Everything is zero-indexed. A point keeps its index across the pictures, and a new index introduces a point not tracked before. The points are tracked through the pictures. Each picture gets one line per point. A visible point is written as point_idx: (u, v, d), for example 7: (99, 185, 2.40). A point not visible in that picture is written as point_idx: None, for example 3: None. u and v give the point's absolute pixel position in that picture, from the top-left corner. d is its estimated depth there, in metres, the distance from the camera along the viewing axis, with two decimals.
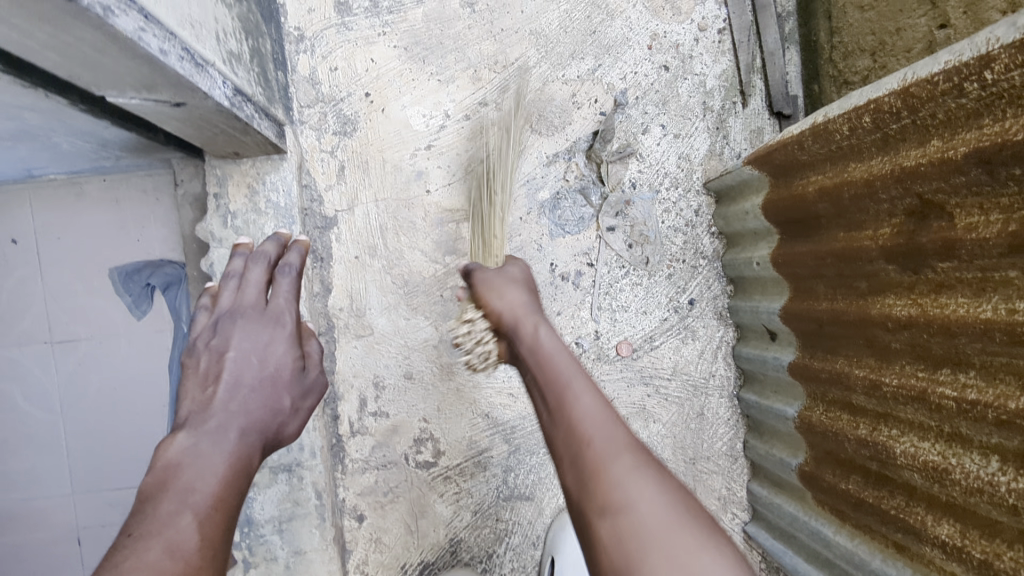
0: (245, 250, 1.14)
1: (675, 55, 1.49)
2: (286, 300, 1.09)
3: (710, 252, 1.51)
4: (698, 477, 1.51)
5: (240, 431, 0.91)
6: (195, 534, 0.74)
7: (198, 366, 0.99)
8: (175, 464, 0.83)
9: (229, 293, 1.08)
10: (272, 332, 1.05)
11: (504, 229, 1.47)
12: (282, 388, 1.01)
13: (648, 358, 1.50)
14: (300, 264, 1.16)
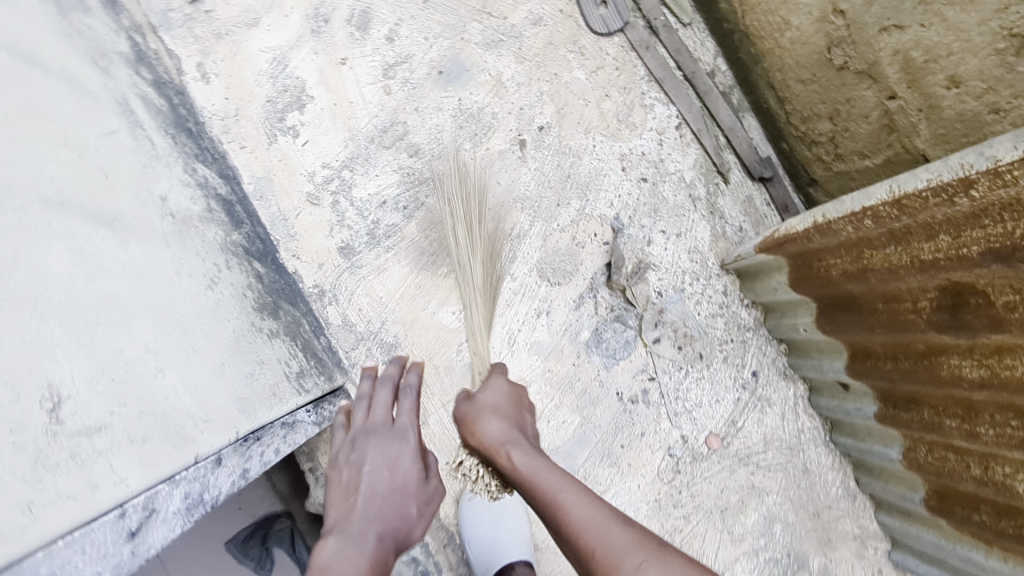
0: (372, 370, 1.13)
1: (648, 164, 1.58)
2: (409, 418, 1.09)
3: (753, 322, 1.58)
4: (830, 526, 1.56)
5: (376, 539, 0.96)
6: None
7: (340, 478, 1.04)
8: (327, 567, 0.90)
9: (361, 412, 1.09)
10: (396, 450, 1.05)
11: (563, 379, 1.53)
12: (409, 499, 1.03)
13: (739, 440, 1.55)
14: (419, 383, 1.14)
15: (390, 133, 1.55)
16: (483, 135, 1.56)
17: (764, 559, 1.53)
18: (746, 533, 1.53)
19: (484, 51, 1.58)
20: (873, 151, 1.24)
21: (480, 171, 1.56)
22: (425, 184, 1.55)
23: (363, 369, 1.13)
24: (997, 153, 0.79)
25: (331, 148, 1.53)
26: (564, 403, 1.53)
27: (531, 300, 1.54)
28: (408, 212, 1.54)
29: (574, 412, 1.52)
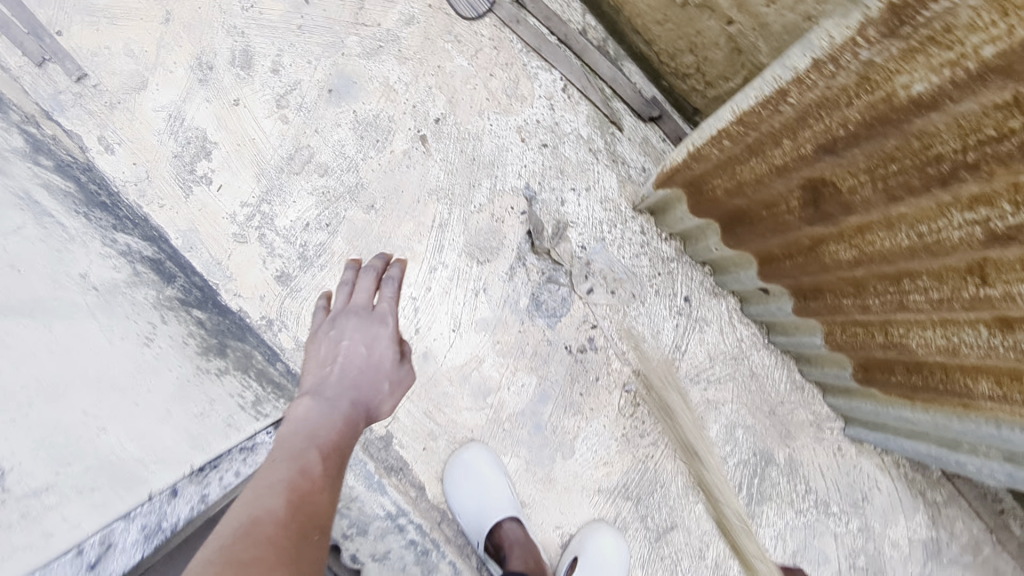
0: (356, 263, 1.27)
1: (544, 130, 1.66)
2: (389, 302, 1.23)
3: (673, 253, 1.68)
4: (786, 419, 1.68)
5: (348, 404, 1.14)
6: (319, 466, 1.04)
7: (320, 350, 1.20)
8: (303, 420, 1.10)
9: (345, 296, 1.24)
10: (376, 331, 1.20)
11: (513, 347, 1.64)
12: (383, 375, 1.20)
13: (686, 363, 1.67)
14: (401, 274, 1.25)
15: (296, 159, 1.62)
16: (384, 140, 1.64)
17: (733, 464, 1.66)
18: (710, 443, 1.65)
19: (366, 62, 1.65)
20: (732, 74, 1.34)
21: (391, 175, 1.64)
22: (343, 199, 1.62)
23: (348, 260, 1.28)
24: (795, 62, 0.88)
25: (245, 187, 1.61)
26: (521, 369, 1.64)
27: (467, 282, 1.64)
28: (332, 229, 1.62)
29: (531, 374, 1.64)
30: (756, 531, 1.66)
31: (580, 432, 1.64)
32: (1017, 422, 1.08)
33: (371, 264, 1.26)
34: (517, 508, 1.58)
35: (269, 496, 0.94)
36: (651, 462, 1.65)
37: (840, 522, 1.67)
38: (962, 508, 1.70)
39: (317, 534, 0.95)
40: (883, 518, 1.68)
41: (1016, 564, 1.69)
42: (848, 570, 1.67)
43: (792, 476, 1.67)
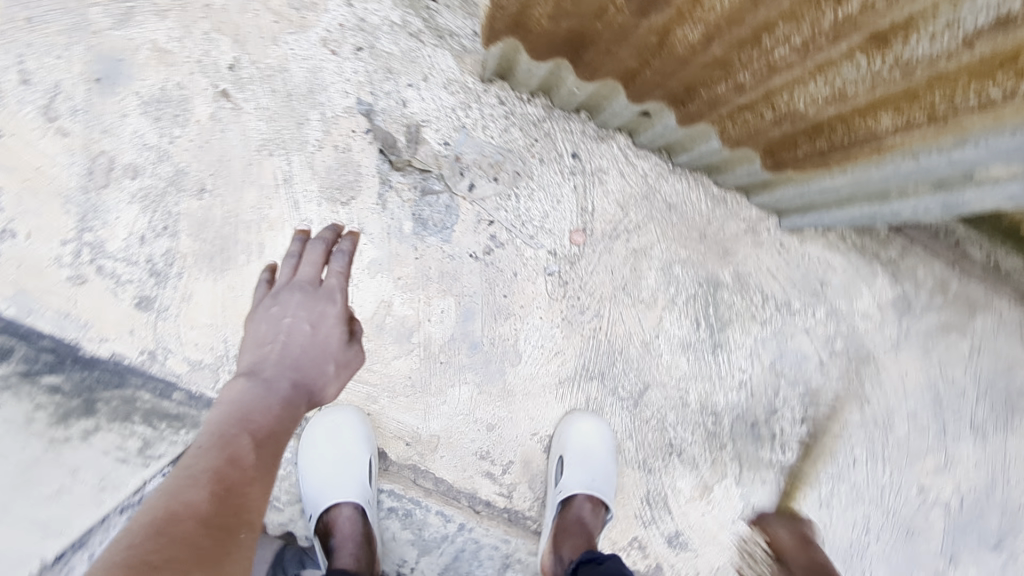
0: (304, 234, 1.16)
1: (353, 33, 1.44)
2: (338, 278, 1.13)
3: (542, 111, 1.50)
4: (719, 237, 1.57)
5: (290, 385, 1.03)
6: (252, 453, 0.92)
7: (258, 327, 1.09)
8: (235, 401, 0.98)
9: (287, 269, 1.13)
10: (322, 309, 1.10)
11: (416, 277, 1.49)
12: (329, 355, 1.10)
13: (599, 221, 1.54)
14: (352, 248, 1.15)
15: (98, 171, 1.40)
16: (184, 112, 1.41)
17: (682, 302, 1.57)
18: (652, 292, 1.56)
19: (122, 31, 1.39)
20: None
21: (209, 147, 1.42)
22: (168, 194, 1.41)
23: (295, 231, 1.17)
24: None
25: (55, 224, 1.39)
26: (435, 295, 1.50)
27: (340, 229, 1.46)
28: (173, 230, 1.42)
29: (446, 296, 1.50)
30: (728, 358, 1.59)
31: (519, 333, 1.52)
32: (932, 147, 0.96)
33: (320, 236, 1.16)
34: (360, 495, 1.39)
35: (190, 488, 0.83)
36: (602, 334, 1.55)
37: (806, 316, 1.61)
38: (918, 254, 1.63)
39: (245, 531, 0.84)
40: (846, 295, 1.61)
41: (985, 288, 1.63)
42: (829, 358, 1.62)
43: (744, 291, 1.59)
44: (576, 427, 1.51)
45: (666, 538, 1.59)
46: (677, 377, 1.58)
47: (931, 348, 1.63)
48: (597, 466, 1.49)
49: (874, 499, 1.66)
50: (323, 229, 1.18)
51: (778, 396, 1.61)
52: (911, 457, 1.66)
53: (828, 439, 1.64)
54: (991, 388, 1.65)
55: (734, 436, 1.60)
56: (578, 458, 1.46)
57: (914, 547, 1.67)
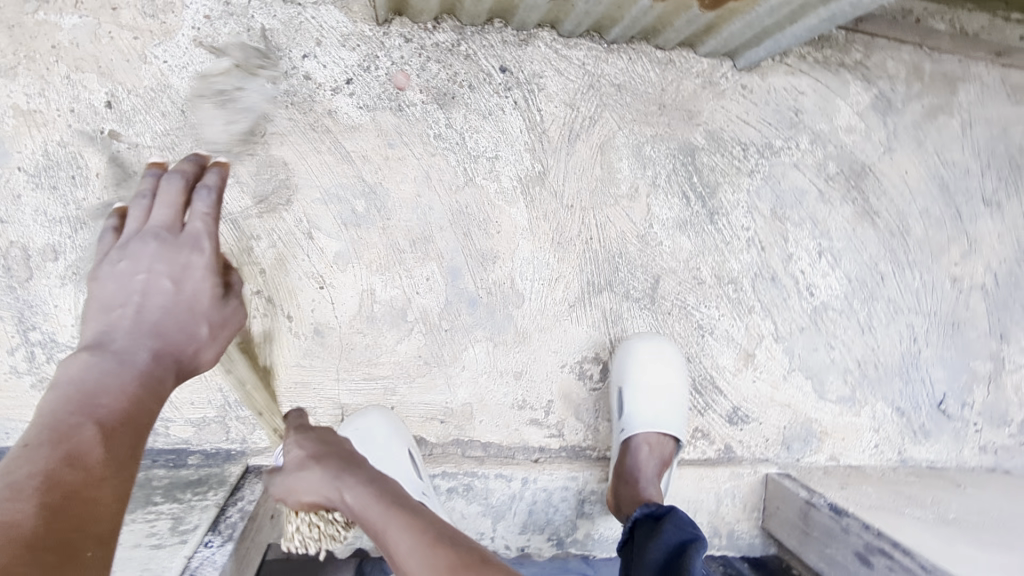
0: (157, 169, 0.97)
1: (223, 22, 1.29)
2: (203, 220, 0.93)
3: (454, 35, 1.36)
4: (678, 101, 1.46)
5: (149, 356, 0.84)
6: (99, 448, 0.72)
7: (104, 287, 0.90)
8: (73, 381, 0.77)
9: (139, 213, 0.94)
10: (185, 260, 0.91)
11: (388, 254, 1.39)
12: (198, 313, 0.91)
13: (552, 130, 1.43)
14: (219, 185, 0.97)
15: (15, 265, 1.27)
16: (79, 170, 1.27)
17: (663, 181, 1.48)
18: (631, 182, 1.47)
19: None
20: None
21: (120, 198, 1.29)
22: None
23: (147, 167, 0.98)
24: None
25: None
26: (414, 264, 1.40)
27: (291, 234, 1.35)
28: None
29: (425, 262, 1.40)
30: (727, 221, 1.51)
31: (513, 273, 1.44)
32: None
33: (177, 172, 0.96)
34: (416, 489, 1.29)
35: (12, 501, 0.63)
36: (595, 243, 1.46)
37: (790, 151, 1.53)
38: (884, 47, 1.54)
39: (90, 546, 0.66)
40: (824, 116, 1.53)
41: (959, 58, 1.58)
42: (824, 185, 1.55)
43: (721, 148, 1.50)
44: (649, 347, 1.44)
45: (727, 418, 1.54)
46: (684, 258, 1.50)
47: (923, 138, 1.57)
48: (666, 408, 1.43)
49: (912, 306, 1.62)
50: (182, 161, 1.00)
51: (788, 241, 1.55)
52: (935, 253, 1.62)
53: (851, 264, 1.58)
54: (994, 156, 1.61)
55: (759, 296, 1.54)
56: (657, 386, 1.41)
57: (964, 338, 1.65)
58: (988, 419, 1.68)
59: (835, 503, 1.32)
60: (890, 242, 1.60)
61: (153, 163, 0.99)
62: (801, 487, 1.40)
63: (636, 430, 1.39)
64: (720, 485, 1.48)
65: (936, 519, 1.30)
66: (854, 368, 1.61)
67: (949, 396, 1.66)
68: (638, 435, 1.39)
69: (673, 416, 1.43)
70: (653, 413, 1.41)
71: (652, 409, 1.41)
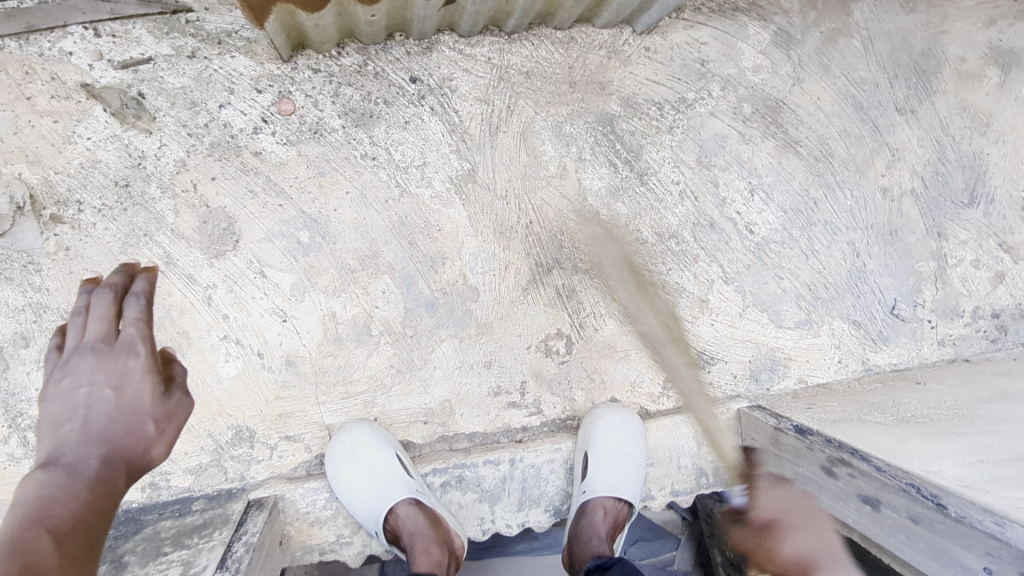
0: (90, 285, 1.01)
1: (135, 89, 1.33)
2: (136, 326, 0.96)
3: (359, 57, 1.41)
4: (587, 75, 1.51)
5: (100, 461, 0.88)
6: (53, 553, 0.77)
7: (50, 409, 0.93)
8: (31, 500, 0.84)
9: (73, 333, 0.97)
10: (123, 366, 0.94)
11: (341, 276, 1.45)
12: (144, 415, 0.94)
13: (472, 127, 1.48)
14: (149, 291, 1.01)
15: None
16: (30, 258, 1.32)
17: (588, 154, 1.54)
18: (557, 161, 1.52)
19: None
20: None
21: (76, 276, 1.34)
22: None
23: (79, 286, 1.00)
24: None
25: None
26: (367, 281, 1.46)
27: (245, 277, 1.41)
28: None
29: (377, 277, 1.46)
30: (656, 180, 1.57)
31: (463, 270, 1.50)
32: None
33: (109, 283, 1.00)
34: (406, 488, 1.35)
35: None
36: (536, 226, 1.53)
37: (705, 101, 1.58)
38: None
39: None
40: (730, 61, 1.58)
41: None
42: (743, 126, 1.61)
43: (638, 111, 1.55)
44: (607, 413, 1.51)
45: (693, 363, 1.62)
46: (622, 223, 1.57)
47: (828, 63, 1.63)
48: (626, 476, 1.47)
49: (849, 223, 1.69)
50: (112, 275, 1.03)
51: (718, 186, 1.61)
52: (861, 169, 1.68)
53: (783, 196, 1.65)
54: (899, 66, 1.67)
55: (701, 243, 1.61)
56: (614, 445, 1.47)
57: (905, 243, 1.71)
58: (941, 313, 1.72)
59: (801, 424, 1.41)
60: (817, 167, 1.66)
61: (86, 281, 1.02)
62: (769, 416, 1.49)
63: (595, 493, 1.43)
64: (698, 427, 1.57)
65: (895, 420, 1.38)
66: (806, 292, 1.68)
67: (900, 300, 1.72)
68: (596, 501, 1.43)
69: (628, 484, 1.46)
70: (612, 477, 1.45)
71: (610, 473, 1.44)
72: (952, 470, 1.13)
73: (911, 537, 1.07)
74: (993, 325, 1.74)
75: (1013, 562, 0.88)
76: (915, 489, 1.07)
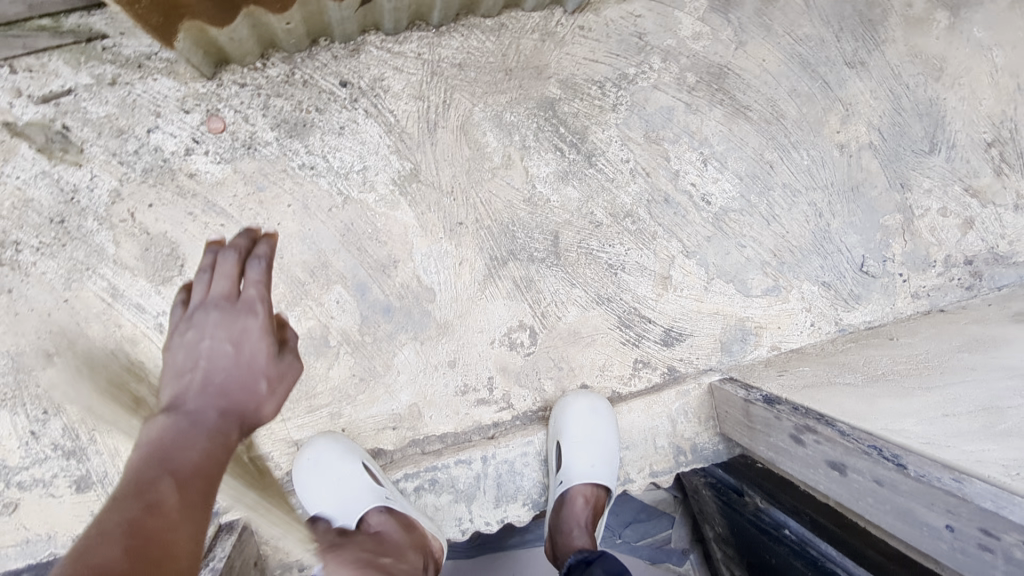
0: (217, 246, 0.91)
1: (61, 123, 1.31)
2: (257, 288, 0.90)
3: (285, 66, 1.38)
4: (521, 61, 1.48)
5: (219, 416, 0.84)
6: (174, 497, 0.72)
7: (172, 361, 0.89)
8: (156, 441, 0.79)
9: (200, 288, 0.90)
10: (241, 325, 0.88)
11: (292, 290, 1.43)
12: (258, 373, 0.88)
13: (409, 126, 1.45)
14: (271, 253, 0.93)
15: None
16: None
17: (532, 141, 1.51)
18: (501, 152, 1.49)
19: None
20: None
21: (21, 317, 1.33)
22: (24, 382, 1.34)
23: (204, 244, 0.94)
24: None
25: None
26: (320, 292, 1.44)
27: None
28: (53, 407, 1.35)
29: (329, 287, 1.44)
30: (605, 160, 1.54)
31: (417, 271, 1.48)
32: None
33: (232, 245, 0.93)
34: (376, 496, 1.34)
35: (102, 546, 0.62)
36: (486, 219, 1.50)
37: (646, 75, 1.55)
38: None
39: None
40: (668, 31, 1.55)
41: None
42: (689, 97, 1.57)
43: (579, 92, 1.52)
44: (577, 398, 1.48)
45: (662, 341, 1.59)
46: (575, 207, 1.54)
47: (769, 23, 1.59)
48: (603, 462, 1.44)
49: (808, 184, 1.65)
50: (235, 237, 0.95)
51: (670, 160, 1.58)
52: (815, 127, 1.64)
53: (738, 163, 1.61)
54: (843, 19, 1.63)
55: (658, 220, 1.58)
56: (586, 433, 1.43)
57: (868, 199, 1.68)
58: (911, 265, 1.69)
59: (770, 394, 1.38)
60: (769, 130, 1.62)
61: (218, 239, 0.99)
62: (740, 388, 1.46)
63: (573, 481, 1.40)
64: (670, 406, 1.56)
65: (863, 379, 1.35)
66: (771, 259, 1.65)
67: (868, 257, 1.69)
68: (574, 487, 1.41)
69: (605, 467, 1.44)
70: (589, 461, 1.42)
71: (587, 458, 1.42)
72: (917, 427, 1.09)
73: (878, 500, 1.05)
74: (967, 272, 1.71)
75: (972, 518, 0.87)
76: (878, 451, 1.04)
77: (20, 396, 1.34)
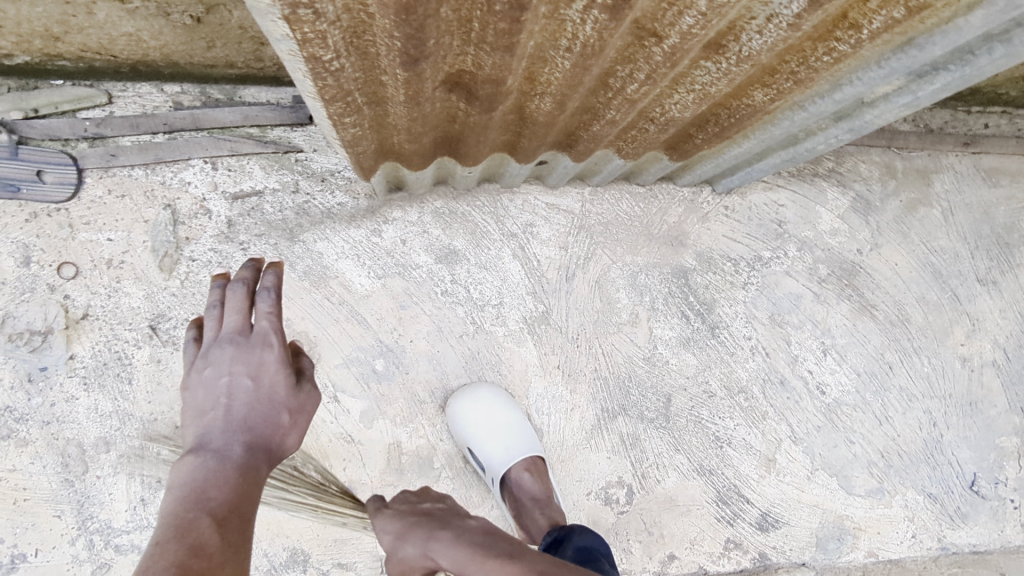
0: (221, 278, 1.02)
1: (242, 218, 1.43)
2: (268, 319, 0.98)
3: (449, 201, 1.48)
4: (664, 227, 1.55)
5: (243, 449, 0.92)
6: (216, 537, 0.81)
7: (194, 395, 0.96)
8: (188, 485, 0.87)
9: (211, 322, 0.99)
10: (259, 358, 0.97)
11: (409, 407, 1.47)
12: (280, 405, 0.98)
13: (549, 271, 1.52)
14: (277, 284, 1.00)
15: (71, 460, 1.38)
16: (124, 367, 1.40)
17: (661, 304, 1.55)
18: (630, 310, 1.54)
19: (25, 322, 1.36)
20: None
21: (162, 387, 1.41)
22: (148, 449, 1.40)
23: (212, 277, 1.02)
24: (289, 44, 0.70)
25: (58, 529, 1.38)
26: (434, 413, 1.48)
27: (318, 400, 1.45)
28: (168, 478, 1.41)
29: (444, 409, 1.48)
30: (729, 333, 1.58)
31: (530, 409, 1.50)
32: (805, 94, 0.97)
33: (239, 277, 1.00)
34: None
35: None
36: (604, 371, 1.53)
37: (780, 260, 1.60)
38: (853, 153, 1.62)
39: None
40: (808, 223, 1.60)
41: (928, 153, 1.65)
42: (819, 286, 1.61)
43: (713, 266, 1.57)
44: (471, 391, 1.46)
45: (757, 525, 1.56)
46: (691, 373, 1.56)
47: (908, 230, 1.63)
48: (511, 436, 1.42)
49: (926, 390, 1.63)
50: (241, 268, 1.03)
51: (791, 344, 1.60)
52: (939, 336, 1.64)
53: (858, 358, 1.62)
54: (980, 237, 1.66)
55: (771, 400, 1.58)
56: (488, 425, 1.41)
57: (985, 416, 1.65)
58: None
59: None
60: (894, 332, 1.63)
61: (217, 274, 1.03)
62: None
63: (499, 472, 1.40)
64: None
65: None
66: (879, 459, 1.61)
67: (980, 476, 1.63)
68: (511, 470, 1.41)
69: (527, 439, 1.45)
70: (506, 451, 1.41)
71: (501, 447, 1.40)
72: None
73: None
74: None
75: None
76: None
77: (142, 461, 1.40)
